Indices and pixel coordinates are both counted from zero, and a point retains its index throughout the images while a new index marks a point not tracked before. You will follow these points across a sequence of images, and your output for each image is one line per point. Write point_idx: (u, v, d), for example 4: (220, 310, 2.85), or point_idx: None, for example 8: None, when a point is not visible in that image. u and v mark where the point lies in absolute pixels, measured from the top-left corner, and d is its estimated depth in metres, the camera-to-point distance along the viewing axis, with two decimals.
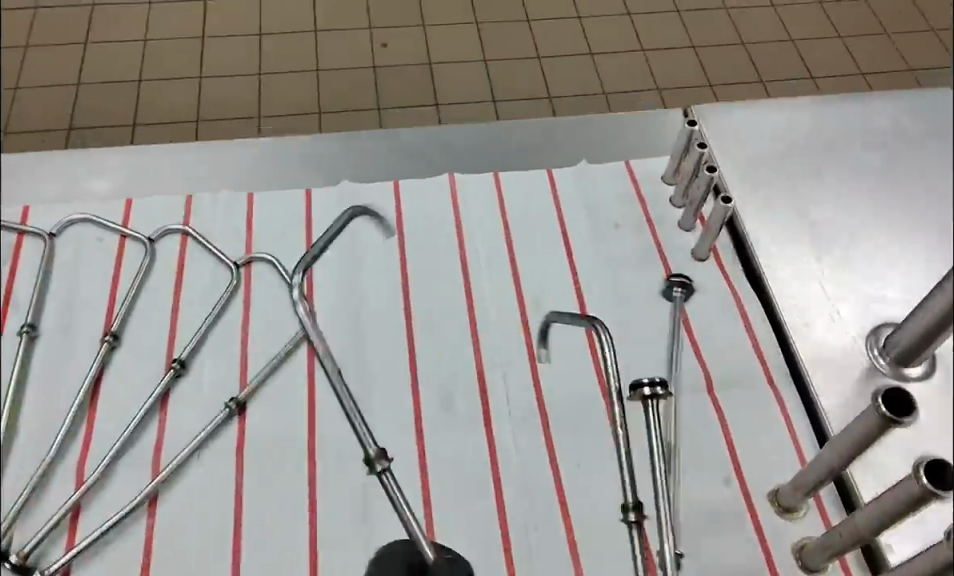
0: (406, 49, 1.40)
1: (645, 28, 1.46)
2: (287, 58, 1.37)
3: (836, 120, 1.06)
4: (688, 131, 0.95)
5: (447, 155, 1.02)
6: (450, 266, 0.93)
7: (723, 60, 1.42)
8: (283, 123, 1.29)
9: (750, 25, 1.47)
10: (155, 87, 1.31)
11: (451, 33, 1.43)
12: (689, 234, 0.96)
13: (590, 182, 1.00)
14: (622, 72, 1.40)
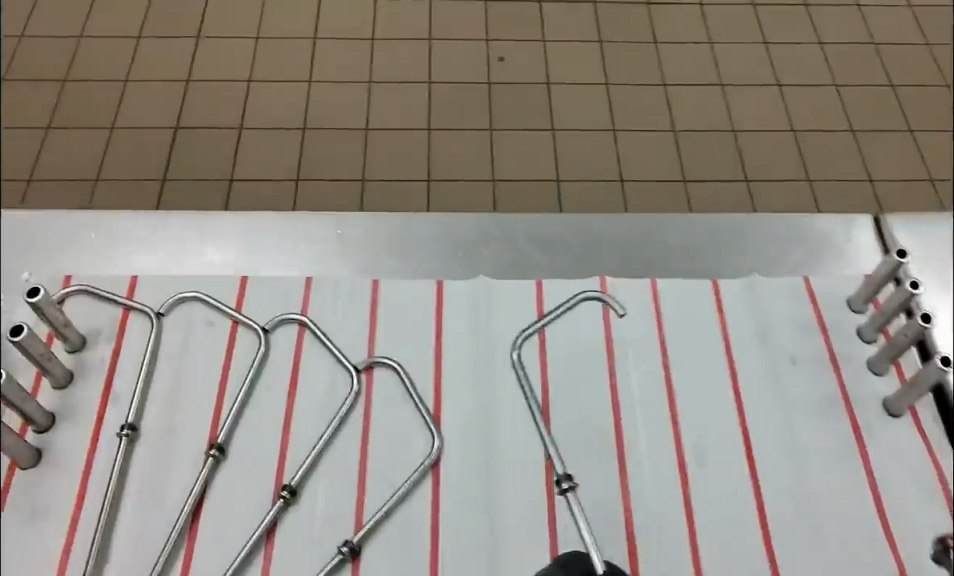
0: (528, 101, 1.25)
1: (792, 71, 1.30)
2: (398, 99, 1.24)
3: None
4: (896, 263, 0.82)
5: (598, 251, 0.90)
6: (598, 393, 0.81)
7: (877, 116, 1.26)
8: (394, 160, 1.17)
9: (908, 74, 1.31)
10: (265, 118, 1.20)
11: (580, 65, 1.29)
12: (878, 382, 0.83)
13: (763, 303, 0.87)
14: (775, 146, 1.22)
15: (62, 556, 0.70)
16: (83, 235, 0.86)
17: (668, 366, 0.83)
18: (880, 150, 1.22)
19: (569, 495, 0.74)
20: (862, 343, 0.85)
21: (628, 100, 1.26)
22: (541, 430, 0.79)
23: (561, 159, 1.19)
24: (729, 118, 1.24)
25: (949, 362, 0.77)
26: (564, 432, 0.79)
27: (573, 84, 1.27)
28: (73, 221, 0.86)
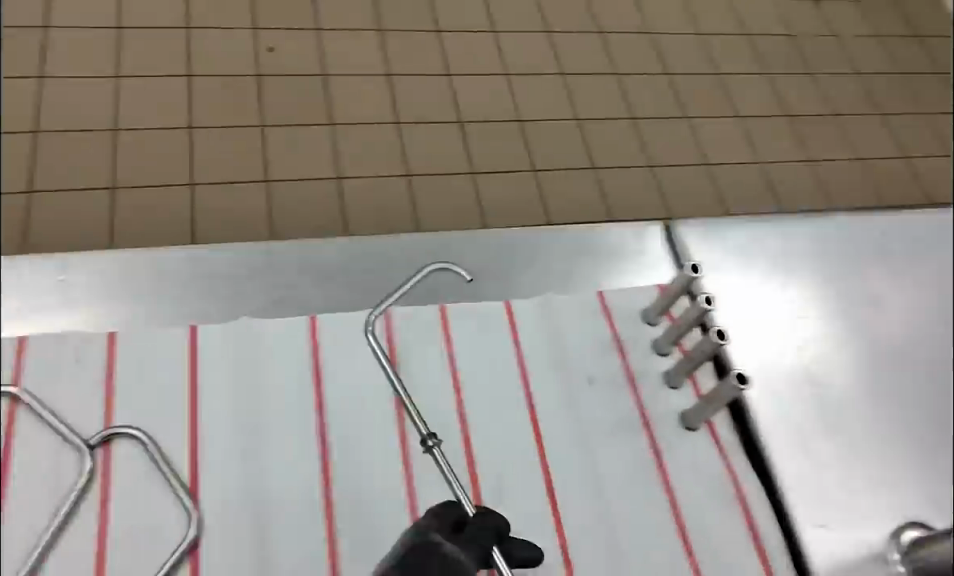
0: (304, 97, 1.16)
1: (586, 69, 1.27)
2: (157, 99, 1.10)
3: (841, 237, 0.92)
4: (690, 277, 0.83)
5: (379, 277, 0.82)
6: (386, 442, 0.72)
7: (673, 117, 1.26)
8: (155, 173, 1.05)
9: (707, 69, 1.30)
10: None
11: (364, 64, 1.21)
12: (672, 396, 0.82)
13: (556, 323, 0.84)
14: (572, 159, 1.20)
15: None
16: None
17: (461, 404, 0.77)
18: (662, 166, 1.21)
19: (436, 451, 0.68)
20: (656, 357, 0.84)
21: (413, 101, 1.19)
22: (322, 495, 0.69)
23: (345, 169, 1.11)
24: (517, 109, 1.22)
25: (746, 380, 0.78)
26: (347, 488, 0.69)
27: (352, 73, 1.20)
28: None
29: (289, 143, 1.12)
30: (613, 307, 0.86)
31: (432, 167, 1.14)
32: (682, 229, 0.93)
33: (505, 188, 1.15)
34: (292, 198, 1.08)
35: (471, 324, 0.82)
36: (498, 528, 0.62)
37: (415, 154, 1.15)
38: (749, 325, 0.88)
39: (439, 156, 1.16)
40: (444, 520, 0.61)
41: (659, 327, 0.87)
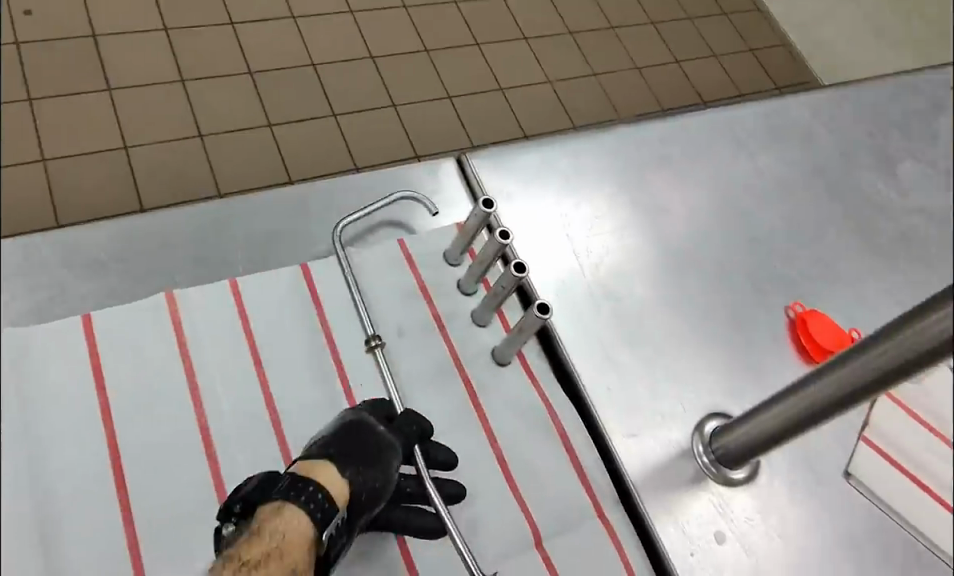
0: (83, 67, 1.13)
1: (369, 21, 1.32)
2: None
3: (624, 161, 0.98)
4: (485, 214, 0.82)
5: (161, 259, 0.77)
6: (186, 436, 0.69)
7: (459, 67, 1.33)
8: None
9: (481, 17, 1.40)
10: None
11: (144, 27, 1.19)
12: (483, 332, 0.83)
13: (357, 276, 0.82)
14: (372, 120, 1.24)
15: None
16: None
17: (266, 382, 0.73)
18: (450, 125, 1.27)
19: (378, 352, 0.76)
20: (464, 297, 0.85)
21: (200, 64, 1.19)
22: (119, 505, 0.65)
23: (136, 144, 1.10)
24: (307, 51, 1.26)
25: (547, 308, 0.78)
26: (148, 493, 0.66)
27: (124, 32, 1.18)
28: None
29: (71, 126, 1.09)
30: (415, 254, 0.85)
31: (223, 130, 1.15)
32: (478, 161, 0.93)
33: (301, 135, 1.19)
34: (82, 171, 1.07)
35: (266, 293, 0.78)
36: (422, 424, 0.69)
37: (208, 122, 1.15)
38: (545, 244, 0.90)
39: (232, 118, 1.17)
40: (376, 412, 0.68)
41: (462, 266, 0.87)
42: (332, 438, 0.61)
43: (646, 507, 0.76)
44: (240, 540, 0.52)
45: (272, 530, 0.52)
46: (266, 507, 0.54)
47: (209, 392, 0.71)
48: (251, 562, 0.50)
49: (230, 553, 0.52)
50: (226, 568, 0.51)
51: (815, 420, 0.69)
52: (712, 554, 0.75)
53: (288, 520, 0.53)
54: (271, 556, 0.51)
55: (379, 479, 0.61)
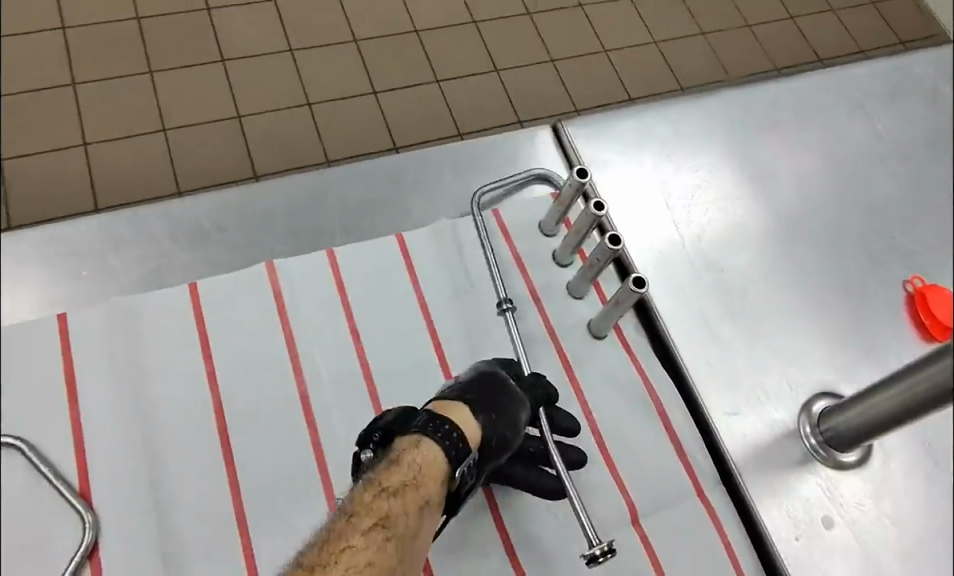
0: (191, 35, 1.13)
1: None
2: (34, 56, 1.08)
3: (729, 127, 0.94)
4: (579, 184, 0.79)
5: (262, 229, 0.78)
6: (285, 403, 0.70)
7: (560, 28, 1.28)
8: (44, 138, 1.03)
9: None
10: None
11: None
12: (579, 305, 0.81)
13: (451, 248, 0.81)
14: (474, 86, 1.20)
15: None
16: None
17: (364, 354, 0.74)
18: (550, 87, 1.22)
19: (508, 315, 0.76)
20: (559, 269, 0.83)
21: (305, 29, 1.17)
22: (223, 468, 0.67)
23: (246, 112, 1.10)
24: (409, 14, 1.23)
25: (644, 282, 0.75)
26: (250, 458, 0.68)
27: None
28: None
29: (182, 95, 1.09)
30: (509, 225, 0.84)
31: (329, 97, 1.14)
32: (574, 129, 0.91)
33: (408, 102, 1.16)
34: (200, 140, 1.07)
35: (362, 264, 0.78)
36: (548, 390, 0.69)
37: (314, 89, 1.14)
38: (644, 213, 0.87)
39: (337, 84, 1.15)
40: (506, 367, 0.68)
41: (557, 237, 0.85)
42: (465, 382, 0.62)
43: (747, 489, 0.73)
44: (379, 465, 0.55)
45: (409, 462, 0.54)
46: (404, 439, 0.56)
47: (308, 362, 0.73)
48: (391, 490, 0.53)
49: (370, 476, 0.54)
50: (366, 490, 0.54)
51: (943, 400, 0.64)
52: (818, 538, 0.71)
53: (425, 453, 0.55)
54: (409, 485, 0.53)
55: (509, 426, 0.61)
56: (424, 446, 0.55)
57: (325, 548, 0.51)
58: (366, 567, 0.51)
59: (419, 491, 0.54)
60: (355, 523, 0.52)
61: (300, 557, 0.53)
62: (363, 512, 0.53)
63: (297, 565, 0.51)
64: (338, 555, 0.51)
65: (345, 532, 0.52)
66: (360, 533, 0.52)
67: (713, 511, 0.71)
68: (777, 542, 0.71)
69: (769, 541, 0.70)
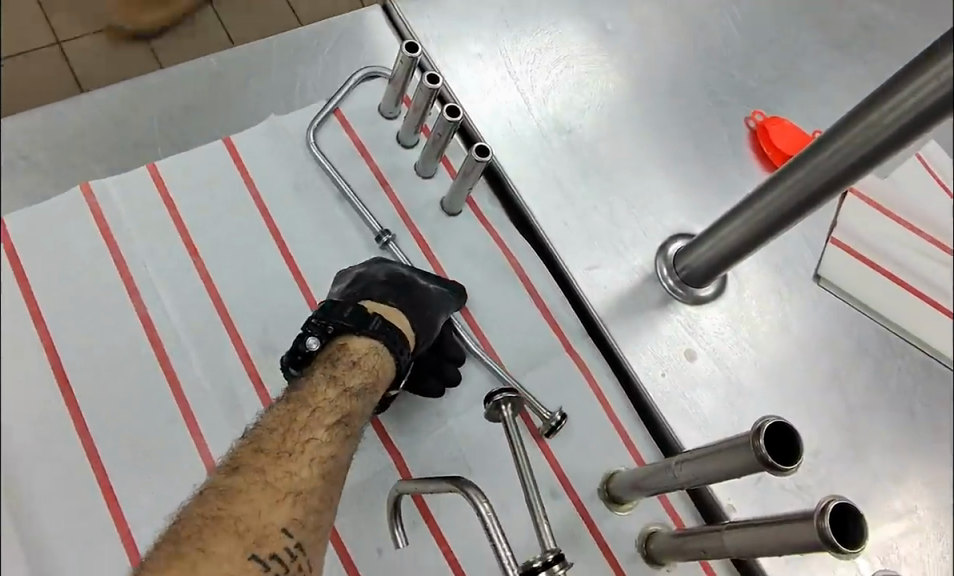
0: None
1: None
2: None
3: None
4: (410, 59, 0.75)
5: (68, 149, 0.72)
6: (127, 333, 0.67)
7: None
8: None
9: None
10: None
11: None
12: (430, 184, 0.79)
13: (285, 145, 0.77)
14: None
15: None
16: None
17: (205, 270, 0.71)
18: None
19: (392, 246, 0.74)
20: (404, 149, 0.80)
21: None
22: (64, 407, 0.64)
23: None
24: None
25: (488, 150, 0.73)
26: (94, 391, 0.65)
27: None
28: None
29: None
30: (347, 112, 0.80)
31: None
32: (404, 4, 0.85)
33: None
34: None
35: (190, 177, 0.74)
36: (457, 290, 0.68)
37: None
38: (486, 82, 0.84)
39: None
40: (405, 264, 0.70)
41: (399, 117, 0.81)
42: (387, 284, 0.65)
43: (613, 336, 0.75)
44: (340, 365, 0.59)
45: (369, 367, 0.59)
46: (360, 342, 0.60)
47: (145, 284, 0.69)
48: (352, 391, 0.58)
49: (330, 374, 0.58)
50: (326, 386, 0.58)
51: (776, 229, 0.65)
52: (683, 370, 0.74)
53: (378, 361, 0.60)
54: (367, 388, 0.59)
55: (428, 329, 0.64)
56: (378, 353, 0.61)
57: (288, 436, 0.54)
58: (329, 456, 0.55)
59: (373, 394, 0.59)
60: (319, 417, 0.56)
61: (246, 442, 0.54)
62: (328, 407, 0.56)
63: (256, 451, 0.53)
64: (304, 446, 0.54)
65: (310, 423, 0.55)
66: (323, 427, 0.55)
67: (581, 362, 0.73)
68: (649, 381, 0.73)
69: (639, 382, 0.73)
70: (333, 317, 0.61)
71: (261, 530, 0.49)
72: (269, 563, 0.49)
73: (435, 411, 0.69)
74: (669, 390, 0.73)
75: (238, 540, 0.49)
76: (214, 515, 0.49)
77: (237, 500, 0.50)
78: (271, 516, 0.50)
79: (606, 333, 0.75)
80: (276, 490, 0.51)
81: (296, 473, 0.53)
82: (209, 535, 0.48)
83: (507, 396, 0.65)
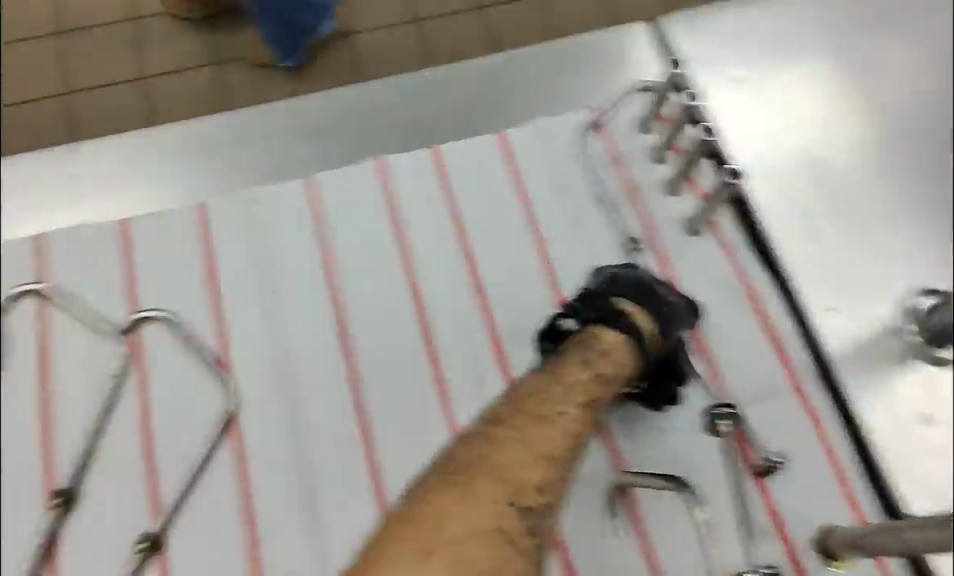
0: None
1: None
2: None
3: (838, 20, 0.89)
4: (675, 79, 0.81)
5: (369, 128, 0.84)
6: (395, 292, 0.76)
7: None
8: None
9: None
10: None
11: None
12: (681, 202, 0.81)
13: (549, 147, 0.83)
14: None
15: None
16: None
17: (467, 252, 0.78)
18: None
19: (639, 254, 0.79)
20: (656, 165, 0.83)
21: None
22: (340, 344, 0.73)
23: None
24: None
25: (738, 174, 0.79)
26: (363, 335, 0.74)
27: None
28: None
29: None
30: (609, 124, 0.85)
31: None
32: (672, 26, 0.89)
33: None
34: None
35: (465, 166, 0.82)
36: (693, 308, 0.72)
37: None
38: (744, 108, 0.86)
39: None
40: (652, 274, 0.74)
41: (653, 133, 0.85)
42: (641, 285, 0.69)
43: (844, 382, 0.74)
44: (593, 352, 0.63)
45: (617, 360, 0.64)
46: (611, 336, 0.64)
47: (416, 250, 0.78)
48: (601, 378, 0.62)
49: (584, 358, 0.62)
50: (579, 368, 0.62)
51: None
52: (914, 431, 0.72)
53: (625, 356, 0.64)
54: (612, 378, 0.63)
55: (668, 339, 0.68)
56: (626, 349, 0.64)
57: (546, 404, 0.59)
58: (579, 430, 0.59)
59: (616, 384, 0.63)
60: (571, 394, 0.60)
61: (506, 402, 0.60)
62: (580, 387, 0.61)
63: (518, 411, 0.58)
64: (559, 416, 0.58)
65: (564, 398, 0.59)
66: (575, 404, 0.60)
67: (807, 400, 0.73)
68: (876, 433, 0.72)
69: (865, 432, 0.72)
70: (589, 306, 0.67)
71: (520, 482, 0.54)
72: (522, 513, 0.53)
73: (658, 425, 0.72)
74: (898, 447, 0.71)
75: (501, 486, 0.54)
76: (483, 459, 0.55)
77: (503, 450, 0.55)
78: (530, 472, 0.55)
79: (837, 376, 0.74)
80: (534, 449, 0.56)
81: (551, 439, 0.57)
82: (478, 476, 0.54)
83: (730, 414, 0.71)
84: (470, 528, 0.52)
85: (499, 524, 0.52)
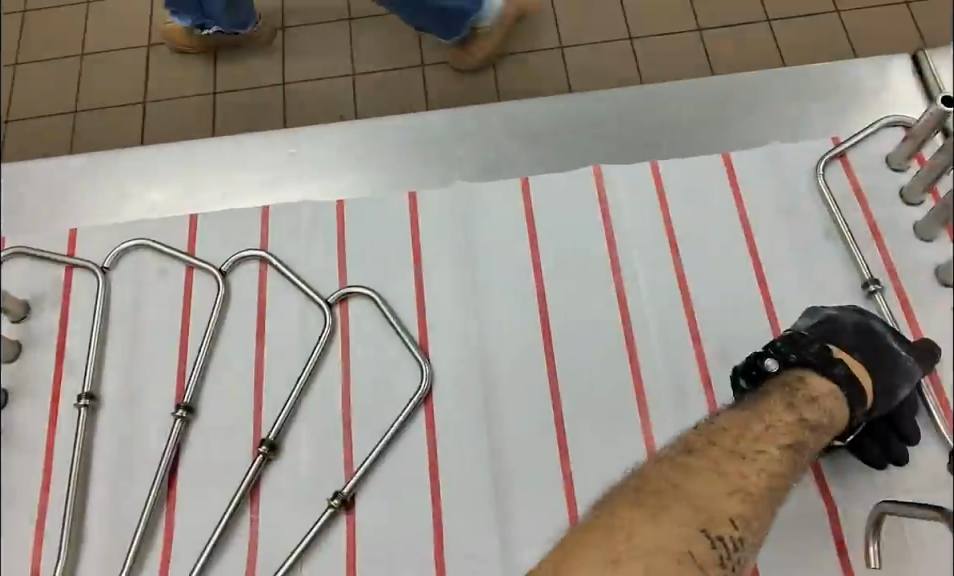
0: None
1: None
2: None
3: None
4: (942, 112, 0.72)
5: (589, 136, 0.81)
6: (603, 302, 0.74)
7: None
8: None
9: None
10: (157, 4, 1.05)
11: None
12: (930, 247, 0.74)
13: (785, 173, 0.78)
14: None
15: (36, 531, 0.68)
16: (47, 182, 0.81)
17: (682, 270, 0.74)
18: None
19: (877, 296, 0.71)
20: (904, 206, 0.76)
21: None
22: (541, 347, 0.72)
23: None
24: None
25: None
26: (564, 343, 0.72)
27: None
28: (51, 164, 0.82)
29: None
30: (852, 157, 0.79)
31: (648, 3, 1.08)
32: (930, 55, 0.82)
33: None
34: None
35: (691, 182, 0.78)
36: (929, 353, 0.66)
37: None
38: None
39: None
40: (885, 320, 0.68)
41: (906, 172, 0.77)
42: (856, 336, 0.64)
43: None
44: (799, 395, 0.58)
45: (827, 406, 0.58)
46: (820, 381, 0.60)
47: (629, 262, 0.75)
48: (807, 422, 0.56)
49: (788, 400, 0.57)
50: (783, 409, 0.57)
51: None
52: None
53: (836, 405, 0.58)
54: (821, 425, 0.57)
55: (886, 394, 0.62)
56: (836, 397, 0.59)
57: (743, 441, 0.54)
58: (780, 473, 0.53)
59: (827, 434, 0.57)
60: (773, 434, 0.55)
61: (698, 434, 0.56)
62: (782, 428, 0.55)
63: (711, 443, 0.54)
64: (757, 454, 0.53)
65: (762, 437, 0.54)
66: (776, 445, 0.54)
67: None
68: None
69: None
70: (798, 348, 0.62)
71: (712, 512, 0.49)
72: (715, 544, 0.47)
73: (882, 485, 0.65)
74: None
75: (692, 512, 0.48)
76: (672, 483, 0.50)
77: (696, 478, 0.51)
78: (724, 503, 0.49)
79: None
80: (729, 482, 0.51)
81: (747, 475, 0.52)
82: (667, 498, 0.49)
83: None
84: (657, 543, 0.46)
85: (689, 548, 0.46)
